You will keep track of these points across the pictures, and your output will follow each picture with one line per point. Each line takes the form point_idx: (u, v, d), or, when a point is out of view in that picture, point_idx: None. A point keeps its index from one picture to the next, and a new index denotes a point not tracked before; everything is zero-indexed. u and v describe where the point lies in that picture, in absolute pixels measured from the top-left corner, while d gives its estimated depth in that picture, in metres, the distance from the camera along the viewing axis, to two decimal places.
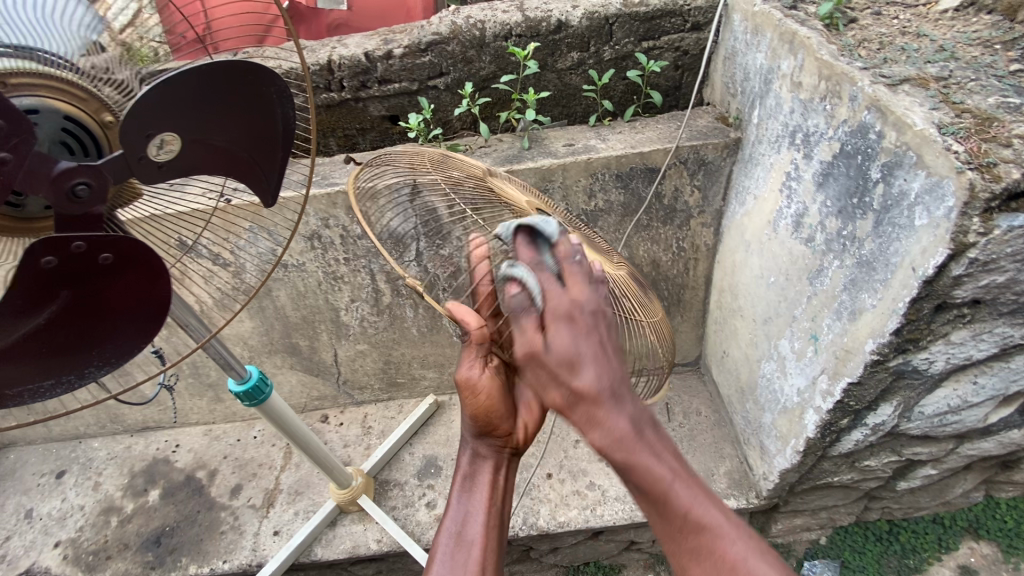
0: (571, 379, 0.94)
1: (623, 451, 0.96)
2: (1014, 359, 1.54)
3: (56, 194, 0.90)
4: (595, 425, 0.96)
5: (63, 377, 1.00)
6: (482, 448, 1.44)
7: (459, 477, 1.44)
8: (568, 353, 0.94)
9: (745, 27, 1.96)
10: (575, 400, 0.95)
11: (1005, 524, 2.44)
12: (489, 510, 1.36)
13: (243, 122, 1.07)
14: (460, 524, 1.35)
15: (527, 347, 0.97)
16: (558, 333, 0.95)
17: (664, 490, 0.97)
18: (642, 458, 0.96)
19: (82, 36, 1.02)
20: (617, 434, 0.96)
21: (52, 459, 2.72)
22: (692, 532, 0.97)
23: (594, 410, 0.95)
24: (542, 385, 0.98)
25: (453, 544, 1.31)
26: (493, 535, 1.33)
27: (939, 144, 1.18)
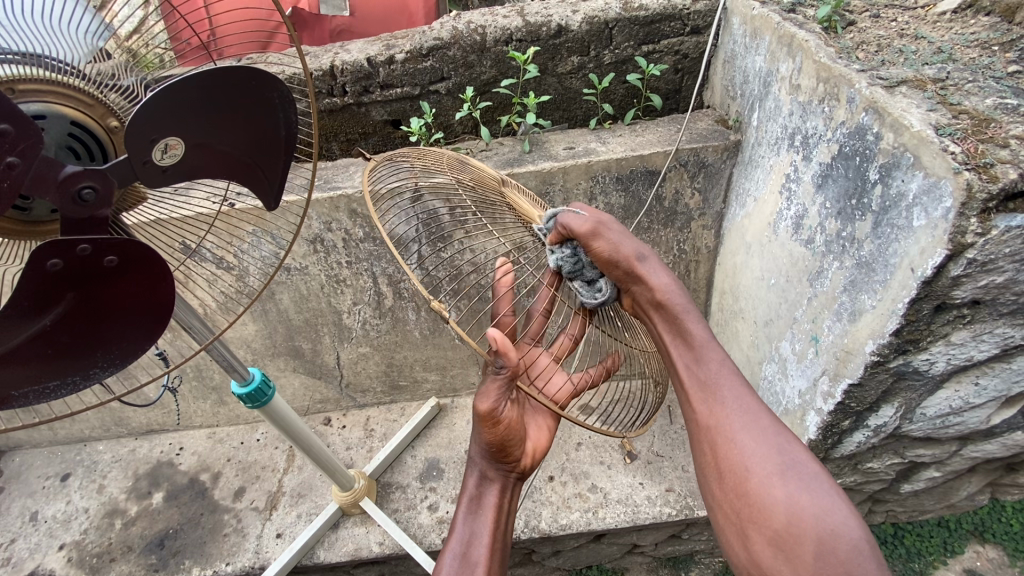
0: (633, 245, 1.33)
1: (672, 300, 1.31)
2: (1015, 359, 1.53)
3: (63, 198, 0.92)
4: (652, 277, 1.31)
5: (68, 378, 1.01)
6: (489, 471, 1.48)
7: (465, 498, 1.49)
8: (633, 244, 1.33)
9: (744, 30, 1.97)
10: (636, 264, 1.32)
11: (1011, 527, 2.43)
12: (493, 532, 1.42)
13: (244, 128, 1.08)
14: (465, 543, 1.40)
15: (596, 233, 1.31)
16: (621, 233, 1.33)
17: (699, 343, 1.32)
18: (689, 314, 1.32)
19: (89, 43, 1.05)
20: (672, 288, 1.32)
21: (57, 462, 2.73)
22: (716, 376, 1.30)
23: (653, 271, 1.32)
24: (612, 247, 1.31)
25: (459, 563, 1.36)
26: (496, 557, 1.39)
27: (936, 145, 1.19)
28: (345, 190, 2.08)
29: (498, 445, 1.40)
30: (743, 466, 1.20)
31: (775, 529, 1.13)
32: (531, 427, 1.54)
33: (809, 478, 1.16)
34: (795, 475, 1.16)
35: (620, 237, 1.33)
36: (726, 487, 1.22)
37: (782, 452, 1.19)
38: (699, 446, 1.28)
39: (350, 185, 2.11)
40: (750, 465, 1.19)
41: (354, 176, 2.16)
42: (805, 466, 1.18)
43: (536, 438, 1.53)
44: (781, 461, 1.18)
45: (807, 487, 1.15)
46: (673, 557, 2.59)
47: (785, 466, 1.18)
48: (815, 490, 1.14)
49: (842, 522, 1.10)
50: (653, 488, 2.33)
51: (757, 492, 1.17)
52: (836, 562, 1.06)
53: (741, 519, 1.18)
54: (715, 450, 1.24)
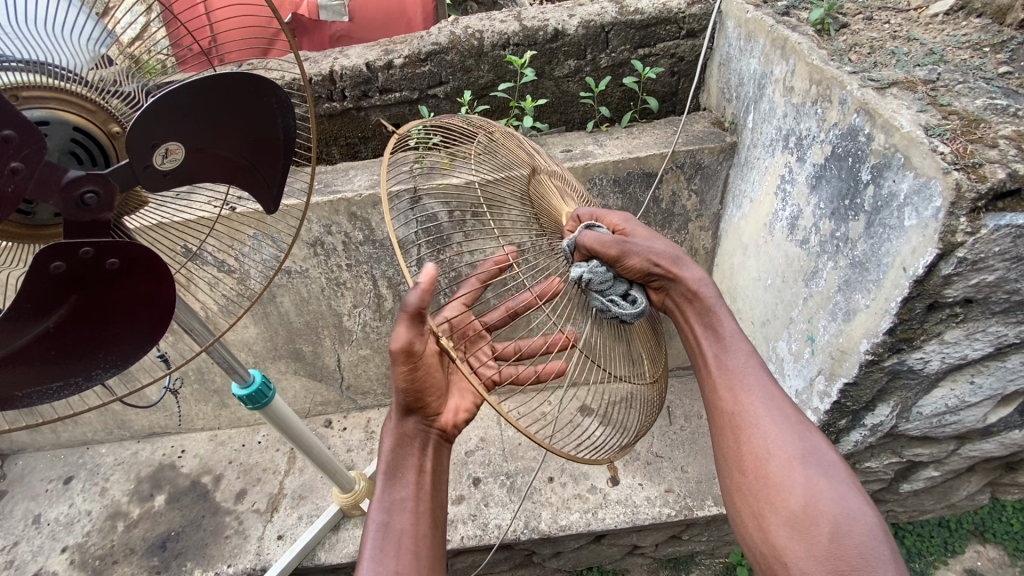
0: (664, 247, 1.42)
1: (705, 296, 1.39)
2: (1010, 358, 1.55)
3: (66, 203, 0.94)
4: (684, 273, 1.39)
5: (71, 379, 1.02)
6: (407, 429, 1.33)
7: (381, 462, 1.32)
8: (662, 248, 1.41)
9: (738, 33, 1.99)
10: (671, 263, 1.40)
11: (1011, 527, 2.43)
12: (417, 495, 1.28)
13: (243, 133, 1.10)
14: (386, 513, 1.25)
15: (624, 252, 1.35)
16: (648, 240, 1.41)
17: (728, 336, 1.37)
18: (720, 309, 1.39)
19: (91, 50, 1.06)
20: (705, 285, 1.40)
21: (59, 465, 2.75)
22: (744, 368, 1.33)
23: (688, 269, 1.40)
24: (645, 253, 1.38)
25: (381, 535, 1.23)
26: (423, 522, 1.26)
27: (925, 146, 1.20)
28: (344, 194, 2.09)
29: (416, 395, 1.28)
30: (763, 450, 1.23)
31: (792, 510, 1.15)
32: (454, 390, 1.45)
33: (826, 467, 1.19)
34: (814, 462, 1.19)
35: (643, 245, 1.39)
36: (747, 472, 1.23)
37: (803, 440, 1.22)
38: (721, 433, 1.30)
39: (349, 189, 2.13)
40: (771, 449, 1.22)
41: (353, 179, 2.18)
42: (824, 456, 1.21)
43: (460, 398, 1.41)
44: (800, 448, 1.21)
45: (824, 474, 1.18)
46: (674, 558, 2.59)
47: (805, 454, 1.20)
48: (833, 478, 1.17)
49: (856, 509, 1.13)
50: (652, 489, 2.34)
51: (779, 477, 1.19)
52: (850, 546, 1.08)
53: (757, 502, 1.20)
54: (739, 437, 1.26)
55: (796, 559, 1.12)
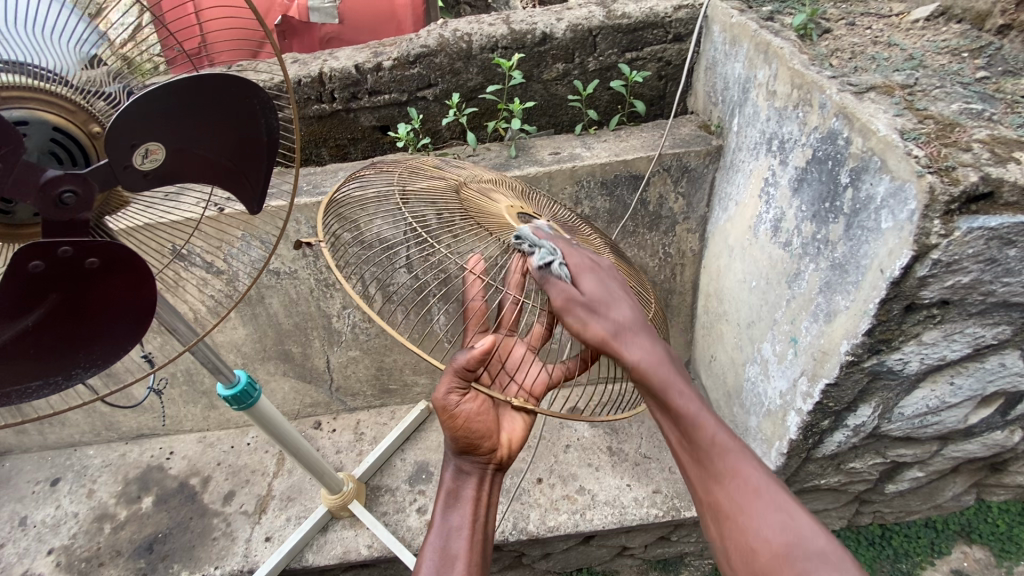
0: (605, 315, 1.15)
1: (655, 374, 1.12)
2: (989, 359, 1.57)
3: (44, 201, 0.94)
4: (632, 351, 1.12)
5: (51, 377, 1.03)
6: (464, 465, 1.52)
7: (442, 493, 1.52)
8: (602, 326, 1.13)
9: (723, 38, 2.01)
10: (622, 332, 1.14)
11: (997, 528, 2.46)
12: (472, 524, 1.47)
13: (226, 133, 1.10)
14: (444, 539, 1.44)
15: (568, 303, 1.17)
16: (595, 282, 1.21)
17: (692, 415, 1.14)
18: (674, 385, 1.13)
19: (78, 51, 1.07)
20: (658, 365, 1.13)
21: (47, 466, 2.74)
22: (708, 448, 1.15)
23: (639, 343, 1.13)
24: (582, 325, 1.15)
25: (439, 560, 1.41)
26: (475, 550, 1.44)
27: (900, 149, 1.22)
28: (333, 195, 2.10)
29: (465, 441, 1.46)
30: (749, 544, 1.08)
31: None
32: (505, 419, 1.59)
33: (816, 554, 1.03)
34: (801, 555, 1.03)
35: (569, 254, 1.28)
36: (735, 567, 1.10)
37: (787, 529, 1.06)
38: (704, 522, 1.18)
39: None
40: (756, 544, 1.07)
41: (342, 181, 2.19)
42: (818, 541, 1.04)
43: (510, 429, 1.57)
44: (788, 539, 1.06)
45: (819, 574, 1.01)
46: (662, 560, 2.60)
47: (794, 547, 1.04)
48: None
49: None
50: (640, 490, 2.35)
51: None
52: None
53: None
54: (721, 523, 1.13)
55: None
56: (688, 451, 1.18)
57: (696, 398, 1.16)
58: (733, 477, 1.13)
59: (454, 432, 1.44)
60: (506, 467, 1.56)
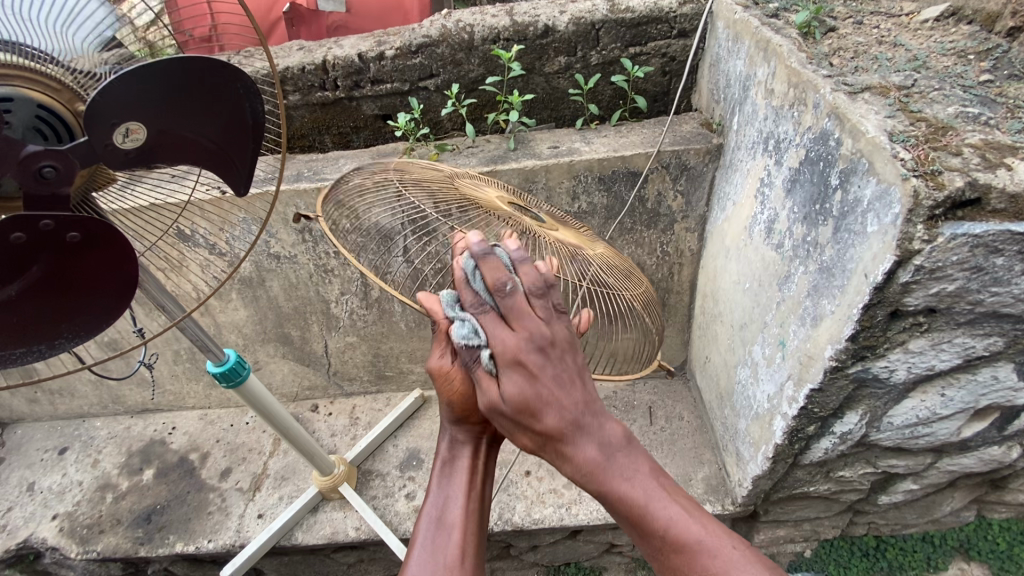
0: (533, 422, 1.02)
1: (591, 477, 1.02)
2: (981, 370, 1.53)
3: (24, 174, 0.98)
4: (562, 456, 1.03)
5: (34, 346, 1.07)
6: (460, 433, 1.39)
7: (437, 462, 1.40)
8: (528, 441, 1.05)
9: (727, 34, 1.98)
10: (554, 444, 1.03)
11: (996, 545, 2.41)
12: (469, 495, 1.33)
13: (209, 115, 1.12)
14: (440, 509, 1.32)
15: (492, 406, 1.05)
16: (514, 382, 1.02)
17: (638, 507, 1.01)
18: (612, 479, 1.02)
19: (97, 34, 1.11)
20: (600, 466, 1.02)
21: (56, 436, 2.84)
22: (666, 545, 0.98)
23: (573, 455, 1.02)
24: (510, 434, 1.07)
25: (434, 528, 1.29)
26: (473, 520, 1.31)
27: (887, 152, 1.19)
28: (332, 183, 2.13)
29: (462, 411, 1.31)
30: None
31: None
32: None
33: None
34: None
35: (496, 335, 1.06)
36: None
37: None
38: None
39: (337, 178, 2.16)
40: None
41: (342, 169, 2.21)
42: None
43: None
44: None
45: None
46: None
47: None
48: None
49: None
50: None
51: None
52: None
53: None
54: None
55: None
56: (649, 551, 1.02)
57: (642, 485, 1.02)
58: None
59: (450, 400, 1.29)
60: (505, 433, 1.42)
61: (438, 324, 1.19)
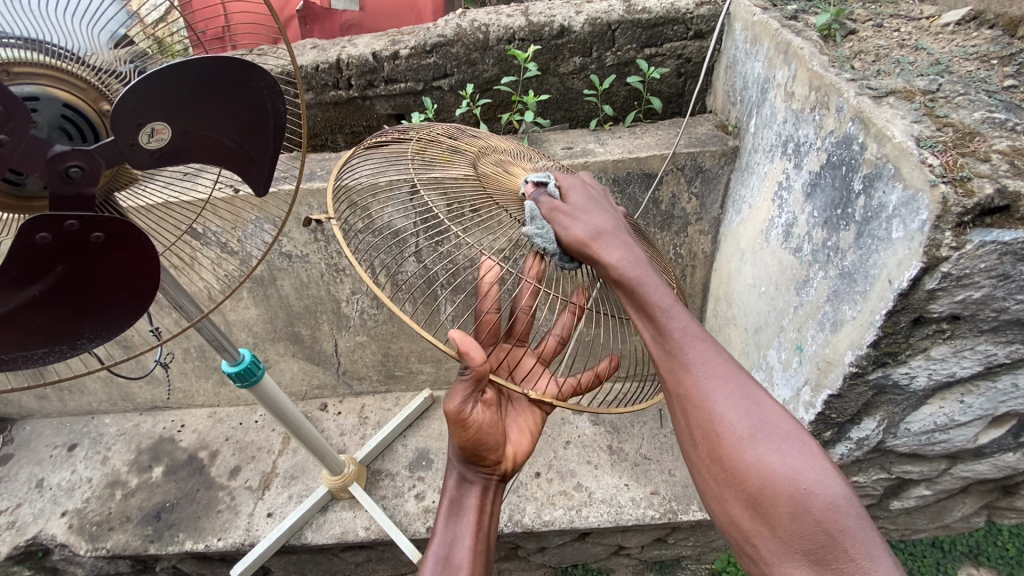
0: (587, 222, 1.22)
1: (632, 276, 1.14)
2: (1001, 378, 1.51)
3: (51, 175, 0.97)
4: (610, 253, 1.16)
5: (57, 346, 1.06)
6: (468, 474, 1.52)
7: (445, 502, 1.51)
8: (582, 230, 1.20)
9: (745, 36, 1.97)
10: (602, 238, 1.19)
11: (1007, 552, 2.40)
12: (475, 535, 1.45)
13: (233, 116, 1.12)
14: (447, 548, 1.42)
15: (554, 213, 1.25)
16: (582, 194, 1.30)
17: (662, 306, 1.12)
18: (648, 281, 1.14)
19: (105, 31, 1.11)
20: (635, 265, 1.15)
21: (65, 432, 2.85)
22: (678, 339, 1.11)
23: (617, 247, 1.17)
24: (564, 228, 1.22)
25: (440, 568, 1.38)
26: (478, 562, 1.41)
27: (915, 157, 1.18)
28: None
29: (472, 452, 1.44)
30: (714, 432, 1.05)
31: (748, 488, 1.00)
32: (513, 430, 1.57)
33: (782, 439, 1.02)
34: (770, 443, 1.02)
35: (569, 181, 1.35)
36: (701, 457, 1.08)
37: (759, 419, 1.04)
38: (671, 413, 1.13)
39: None
40: (721, 430, 1.04)
41: None
42: (780, 428, 1.03)
43: (517, 442, 1.56)
44: (751, 422, 1.04)
45: (781, 452, 1.01)
46: (659, 561, 2.60)
47: (760, 433, 1.03)
48: (790, 456, 1.00)
49: (815, 470, 0.98)
50: (638, 490, 2.35)
51: (732, 458, 1.02)
52: (811, 515, 0.94)
53: (725, 462, 1.03)
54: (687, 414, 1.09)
55: (759, 532, 0.99)
56: (656, 347, 1.14)
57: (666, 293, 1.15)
58: (703, 368, 1.09)
59: (464, 441, 1.41)
60: (510, 477, 1.56)
61: (470, 367, 1.24)
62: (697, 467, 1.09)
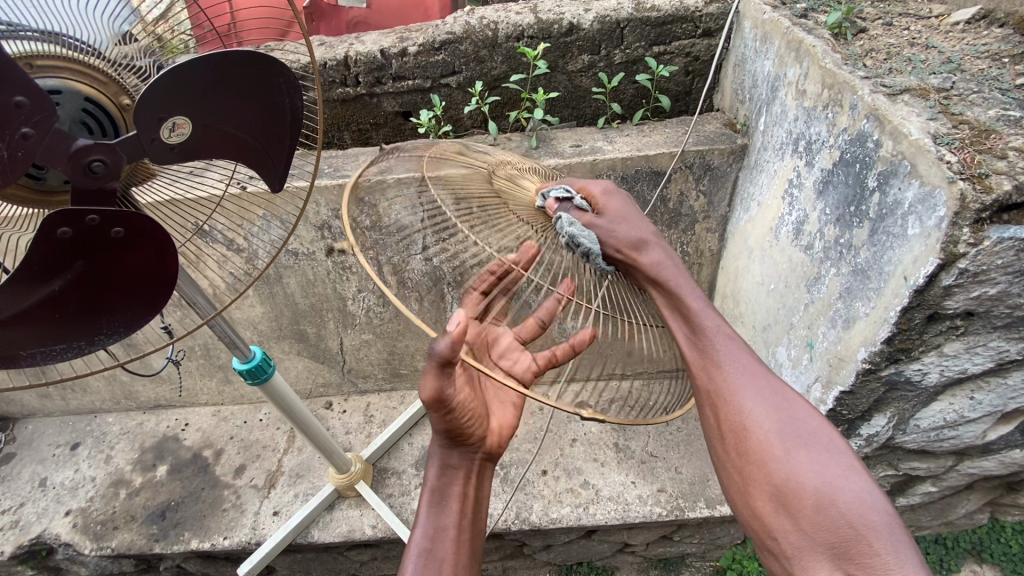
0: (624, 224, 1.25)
1: (668, 278, 1.21)
2: (1011, 374, 1.52)
3: (73, 169, 0.96)
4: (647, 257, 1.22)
5: (75, 342, 1.05)
6: (450, 459, 1.44)
7: (427, 490, 1.44)
8: (625, 233, 1.24)
9: (754, 34, 1.97)
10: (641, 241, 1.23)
11: (1009, 548, 2.41)
12: (459, 523, 1.40)
13: (251, 112, 1.11)
14: (430, 540, 1.37)
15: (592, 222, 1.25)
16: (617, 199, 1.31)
17: (696, 306, 1.18)
18: (683, 283, 1.21)
19: (111, 26, 1.08)
20: (671, 268, 1.22)
21: (68, 431, 2.83)
22: (711, 336, 1.16)
23: (654, 250, 1.23)
24: (606, 232, 1.24)
25: (424, 561, 1.34)
26: (463, 550, 1.38)
27: (932, 154, 1.19)
28: None
29: (453, 433, 1.37)
30: (743, 426, 1.08)
31: (774, 481, 1.01)
32: (495, 406, 1.53)
33: (810, 436, 1.04)
34: (798, 439, 1.04)
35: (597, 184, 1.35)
36: (727, 451, 1.10)
37: (786, 416, 1.07)
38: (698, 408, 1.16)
39: None
40: (750, 424, 1.07)
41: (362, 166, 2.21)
42: (807, 426, 1.06)
43: (500, 418, 1.52)
44: (781, 419, 1.07)
45: (808, 449, 1.03)
46: (664, 559, 2.60)
47: (787, 429, 1.06)
48: (818, 453, 1.02)
49: (841, 466, 1.00)
50: (645, 487, 2.35)
51: (759, 450, 1.04)
52: (836, 511, 0.95)
53: (752, 455, 1.05)
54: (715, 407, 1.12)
55: (783, 526, 0.99)
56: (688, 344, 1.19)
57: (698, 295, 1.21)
58: (733, 364, 1.14)
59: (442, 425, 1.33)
60: (493, 458, 1.50)
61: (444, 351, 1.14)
62: (723, 462, 1.11)
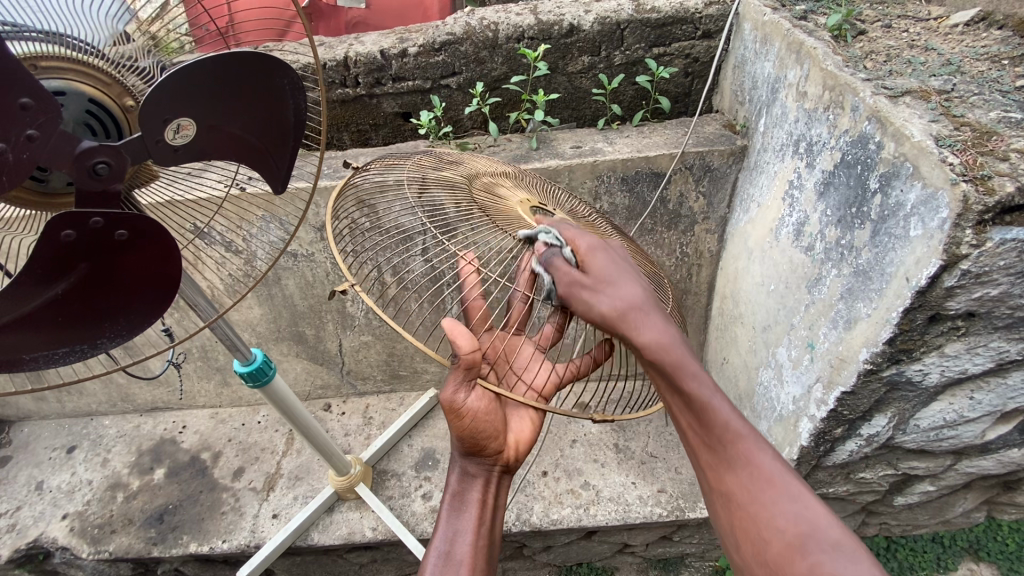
0: (614, 292, 1.12)
1: (672, 358, 1.07)
2: (1011, 374, 1.53)
3: (78, 171, 0.95)
4: (643, 333, 1.07)
5: (76, 346, 1.04)
6: (471, 466, 1.47)
7: (448, 495, 1.47)
8: (613, 303, 1.10)
9: (754, 36, 1.98)
10: (635, 312, 1.09)
11: (1006, 547, 2.43)
12: (478, 529, 1.42)
13: (254, 113, 1.10)
14: (448, 543, 1.39)
15: (570, 290, 1.15)
16: (606, 261, 1.19)
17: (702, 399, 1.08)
18: (688, 366, 1.07)
19: (110, 26, 1.08)
20: (675, 346, 1.08)
21: (64, 434, 2.80)
22: (720, 432, 1.09)
23: (651, 323, 1.08)
24: (588, 306, 1.12)
25: (442, 563, 1.36)
26: (480, 556, 1.39)
27: (935, 156, 1.19)
28: None
29: (471, 441, 1.40)
30: (760, 536, 1.03)
31: None
32: (515, 419, 1.55)
33: (834, 546, 0.97)
34: (822, 550, 0.97)
35: (586, 243, 1.23)
36: (744, 554, 1.06)
37: (807, 522, 1.00)
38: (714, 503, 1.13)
39: None
40: (768, 535, 1.02)
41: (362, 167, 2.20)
42: (832, 532, 0.99)
43: (518, 431, 1.53)
44: (802, 526, 1.00)
45: (832, 561, 0.95)
46: (664, 559, 2.61)
47: (809, 538, 0.99)
48: (844, 566, 0.94)
49: None
50: (645, 488, 2.35)
51: (777, 564, 1.00)
52: None
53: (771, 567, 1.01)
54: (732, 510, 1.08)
55: None
56: (698, 436, 1.12)
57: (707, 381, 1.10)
58: (745, 463, 1.08)
59: (460, 431, 1.37)
60: (513, 469, 1.52)
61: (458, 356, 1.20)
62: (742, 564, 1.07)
